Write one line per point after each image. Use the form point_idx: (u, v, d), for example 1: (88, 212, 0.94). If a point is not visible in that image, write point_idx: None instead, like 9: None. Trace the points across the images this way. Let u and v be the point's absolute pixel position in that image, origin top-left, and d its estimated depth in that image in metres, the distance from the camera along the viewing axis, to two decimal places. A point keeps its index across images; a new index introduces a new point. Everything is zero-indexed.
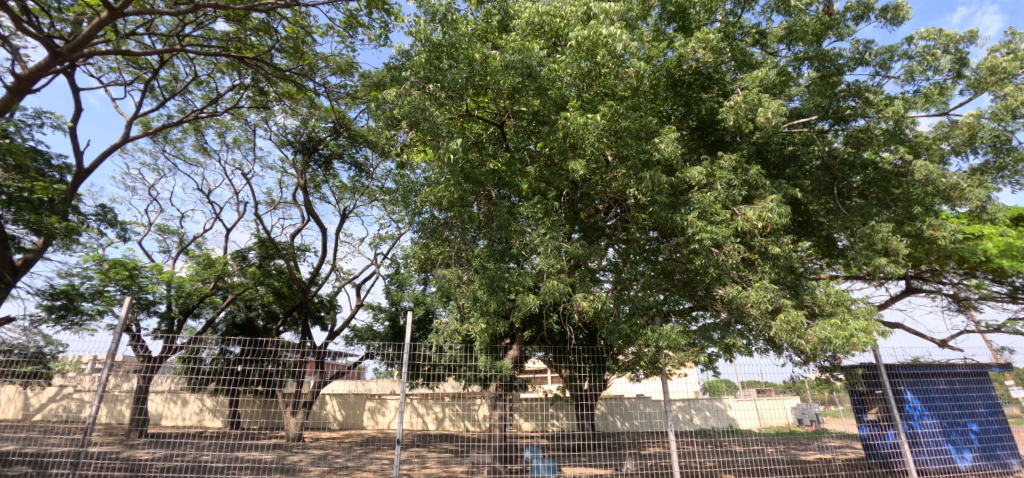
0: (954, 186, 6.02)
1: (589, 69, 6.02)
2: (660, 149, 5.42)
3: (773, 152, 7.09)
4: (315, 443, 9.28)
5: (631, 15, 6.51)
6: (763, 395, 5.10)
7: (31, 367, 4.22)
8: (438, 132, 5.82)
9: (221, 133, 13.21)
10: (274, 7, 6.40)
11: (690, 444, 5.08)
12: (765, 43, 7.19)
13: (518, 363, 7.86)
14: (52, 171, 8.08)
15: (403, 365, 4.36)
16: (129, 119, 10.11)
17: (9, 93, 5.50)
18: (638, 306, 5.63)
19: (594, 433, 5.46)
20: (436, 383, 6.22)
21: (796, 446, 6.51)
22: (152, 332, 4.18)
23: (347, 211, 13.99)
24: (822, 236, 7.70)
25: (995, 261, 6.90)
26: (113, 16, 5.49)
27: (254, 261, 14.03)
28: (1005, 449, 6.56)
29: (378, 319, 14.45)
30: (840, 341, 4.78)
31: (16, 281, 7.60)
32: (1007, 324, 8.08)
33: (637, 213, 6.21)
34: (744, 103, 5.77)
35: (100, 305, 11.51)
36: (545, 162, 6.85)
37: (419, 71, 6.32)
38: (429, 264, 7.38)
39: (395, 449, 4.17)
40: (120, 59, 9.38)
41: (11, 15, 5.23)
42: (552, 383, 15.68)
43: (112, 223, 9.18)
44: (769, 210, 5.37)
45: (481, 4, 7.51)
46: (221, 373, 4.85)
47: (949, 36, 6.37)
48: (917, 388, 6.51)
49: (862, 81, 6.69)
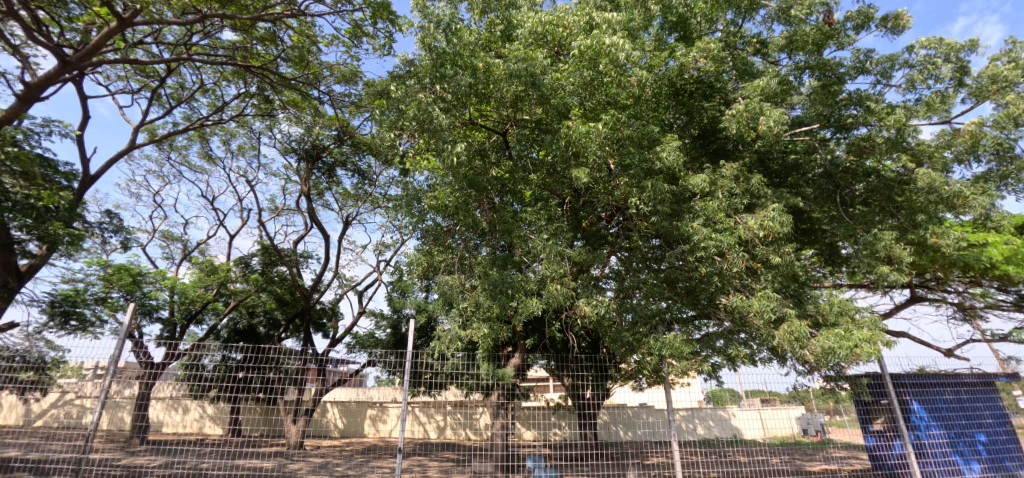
0: (958, 194, 5.92)
1: (592, 78, 6.07)
2: (663, 158, 5.46)
3: (774, 161, 7.18)
4: (315, 451, 9.27)
5: (632, 25, 6.59)
6: (767, 404, 5.24)
7: (30, 373, 4.15)
8: (443, 137, 5.86)
9: (226, 140, 13.35)
10: (281, 16, 6.56)
11: (694, 455, 5.00)
12: (766, 53, 7.28)
13: (519, 371, 7.62)
14: (58, 178, 8.22)
15: (405, 375, 4.39)
16: (136, 126, 10.23)
17: (18, 101, 5.57)
18: (641, 314, 5.63)
19: (597, 443, 5.46)
20: (438, 392, 6.10)
21: (802, 458, 6.12)
22: (155, 336, 4.14)
23: (350, 218, 14.01)
24: (826, 244, 7.66)
25: (999, 268, 6.84)
26: (122, 26, 5.60)
27: (256, 268, 14.18)
28: (1013, 461, 6.44)
29: (379, 327, 14.56)
30: (844, 352, 4.74)
31: (21, 287, 7.70)
32: (1014, 333, 7.98)
33: (640, 221, 6.20)
34: (746, 112, 5.72)
35: (103, 311, 11.54)
36: (547, 170, 6.88)
37: (424, 77, 6.54)
38: (432, 270, 7.39)
39: (396, 457, 4.34)
40: (129, 68, 9.53)
41: (22, 26, 5.35)
42: (552, 392, 15.65)
43: (117, 230, 9.24)
44: (770, 219, 5.36)
45: (484, 14, 7.57)
46: (222, 379, 4.84)
47: (950, 45, 6.40)
48: (923, 399, 6.41)
49: (863, 90, 6.72)
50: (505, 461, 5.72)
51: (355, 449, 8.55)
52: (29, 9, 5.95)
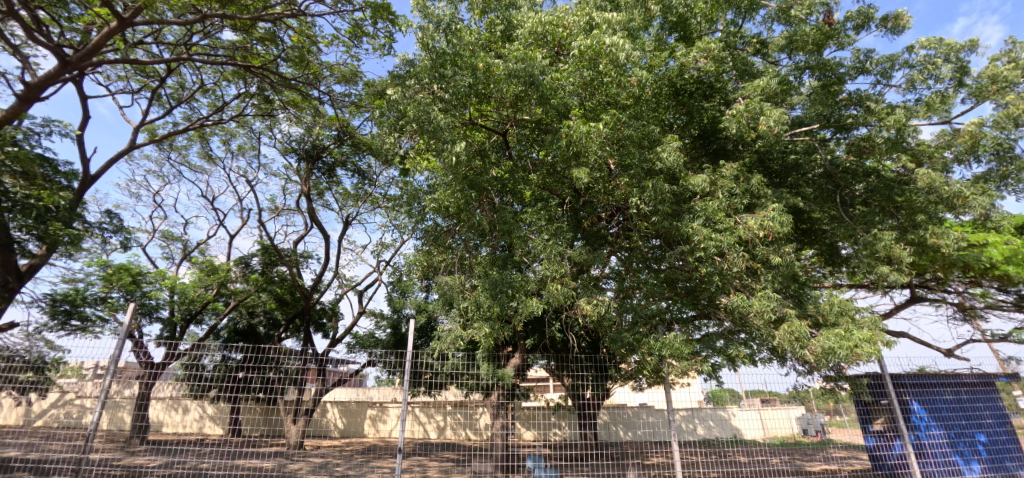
0: (958, 194, 5.92)
1: (592, 78, 6.12)
2: (663, 158, 5.45)
3: (775, 161, 7.24)
4: (315, 451, 9.27)
5: (632, 25, 6.58)
6: (767, 404, 5.25)
7: (30, 373, 4.16)
8: (443, 138, 5.86)
9: (226, 140, 13.36)
10: (281, 16, 6.55)
11: (694, 455, 4.99)
12: (766, 53, 7.28)
13: (519, 372, 7.62)
14: (59, 178, 8.22)
15: (405, 375, 4.38)
16: (136, 126, 10.24)
17: (18, 101, 5.57)
18: (641, 314, 5.63)
19: (597, 443, 5.44)
20: (438, 392, 6.10)
21: (801, 458, 6.14)
22: (155, 336, 4.14)
23: (350, 218, 14.01)
24: (826, 244, 7.67)
25: (999, 268, 6.83)
26: (122, 26, 5.60)
27: (256, 268, 14.20)
28: (1013, 462, 6.45)
29: (379, 327, 14.56)
30: (844, 352, 4.74)
31: (21, 287, 7.70)
32: (1014, 333, 7.98)
33: (640, 221, 6.21)
34: (746, 112, 5.72)
35: (103, 311, 11.54)
36: (547, 170, 6.94)
37: (424, 77, 6.54)
38: (432, 270, 7.40)
39: (396, 457, 4.33)
40: (129, 68, 9.53)
41: (23, 26, 5.35)
42: (552, 392, 15.65)
43: (117, 230, 9.25)
44: (770, 219, 5.36)
45: (484, 14, 7.58)
46: (222, 379, 4.83)
47: (950, 45, 6.41)
48: (923, 399, 6.41)
49: (863, 90, 6.69)
50: (505, 460, 5.72)
51: (355, 449, 8.55)
52: (29, 9, 5.95)
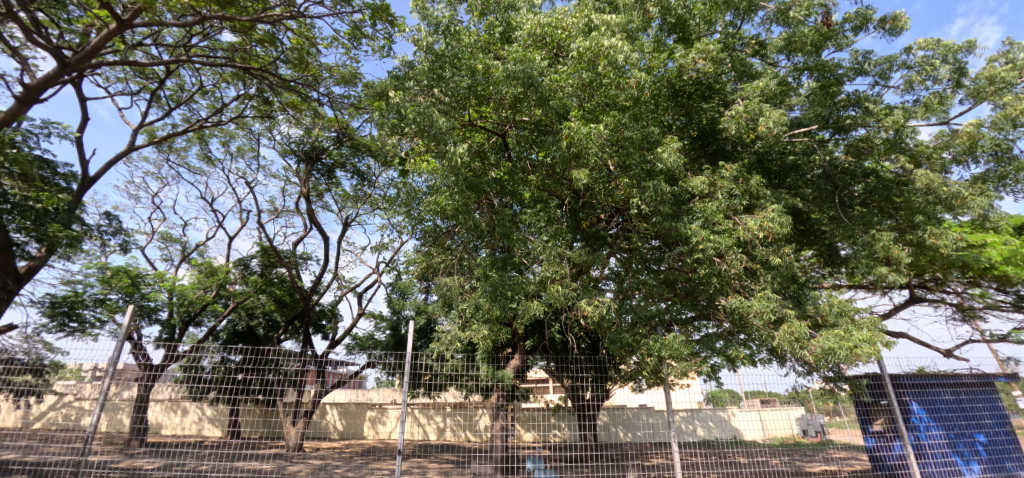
0: (956, 195, 5.94)
1: (591, 79, 6.00)
2: (663, 159, 5.45)
3: (773, 162, 7.24)
4: (315, 453, 9.24)
5: (631, 26, 6.59)
6: (767, 405, 5.24)
7: (27, 375, 4.19)
8: (442, 140, 5.87)
9: (225, 142, 13.35)
10: (280, 18, 6.55)
11: (695, 456, 4.97)
12: (765, 54, 7.30)
13: (518, 373, 7.59)
14: (58, 180, 8.23)
15: (405, 376, 4.36)
16: (136, 128, 10.24)
17: (17, 103, 5.57)
18: (641, 315, 5.61)
19: (597, 444, 5.38)
20: (438, 394, 6.10)
21: (801, 458, 6.15)
22: (153, 338, 4.12)
23: (350, 219, 14.00)
24: (825, 245, 7.67)
25: (998, 268, 6.83)
26: (122, 28, 5.61)
27: (255, 269, 14.21)
28: (1012, 461, 6.47)
29: (378, 328, 14.51)
30: (844, 352, 4.73)
31: (20, 289, 7.68)
32: (1013, 333, 8.00)
33: (640, 222, 6.29)
34: (746, 113, 5.74)
35: (102, 313, 11.53)
36: (546, 172, 6.87)
37: (423, 80, 6.53)
38: (431, 272, 7.38)
39: (396, 458, 4.30)
40: (128, 69, 9.52)
41: (22, 28, 5.35)
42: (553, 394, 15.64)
43: (116, 231, 9.24)
44: (769, 220, 5.36)
45: (483, 15, 7.60)
46: (221, 381, 4.81)
47: (947, 46, 6.43)
48: (923, 399, 6.38)
49: (862, 91, 6.68)
50: (505, 462, 5.68)
51: (354, 451, 8.52)
52: (29, 11, 5.96)
